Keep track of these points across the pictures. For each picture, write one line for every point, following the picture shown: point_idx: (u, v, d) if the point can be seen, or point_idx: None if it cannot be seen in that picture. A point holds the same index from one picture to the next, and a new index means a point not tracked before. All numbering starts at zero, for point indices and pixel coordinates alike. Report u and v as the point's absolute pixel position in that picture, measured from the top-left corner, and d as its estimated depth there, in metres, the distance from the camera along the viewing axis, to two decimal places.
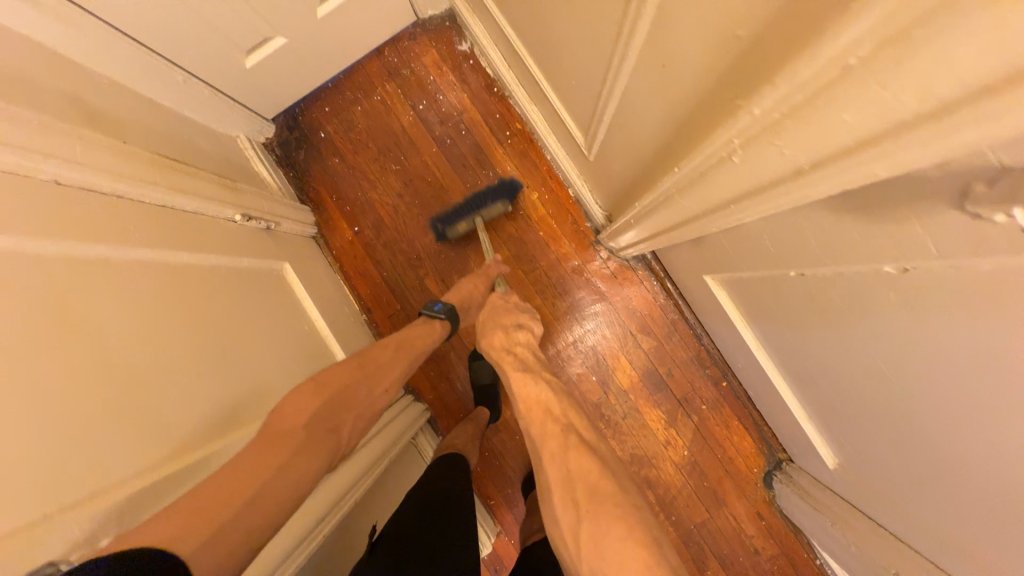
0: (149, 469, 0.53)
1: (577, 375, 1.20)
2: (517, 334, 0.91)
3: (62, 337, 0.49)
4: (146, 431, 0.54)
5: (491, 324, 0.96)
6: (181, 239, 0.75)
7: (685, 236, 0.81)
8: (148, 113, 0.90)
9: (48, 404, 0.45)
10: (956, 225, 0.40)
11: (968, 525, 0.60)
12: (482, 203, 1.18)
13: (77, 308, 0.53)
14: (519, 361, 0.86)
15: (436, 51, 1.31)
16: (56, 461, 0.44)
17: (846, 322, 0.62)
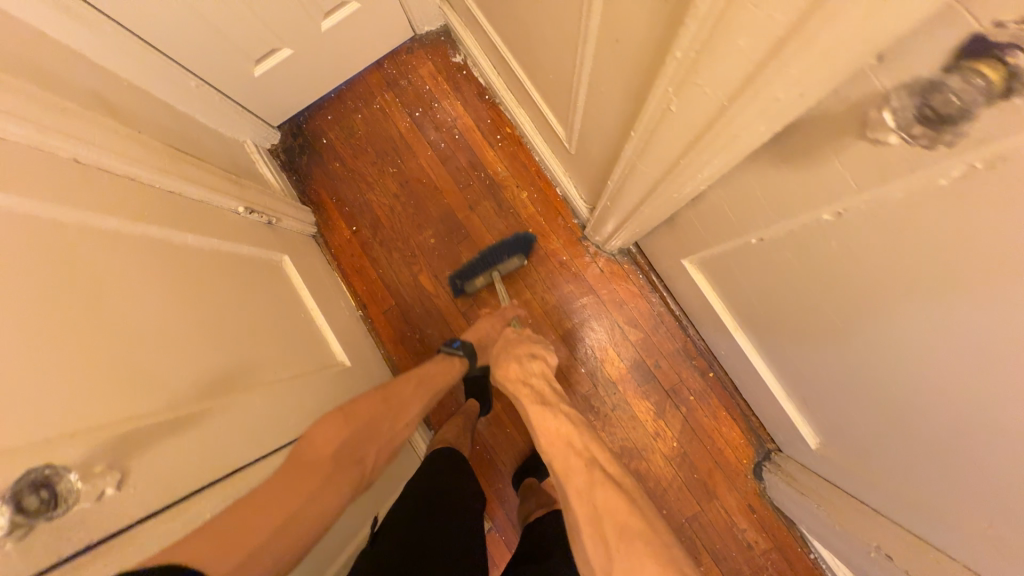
0: (163, 410, 0.56)
1: (568, 367, 1.19)
2: (530, 364, 0.88)
3: (79, 293, 0.54)
4: (155, 380, 0.57)
5: (506, 354, 0.92)
6: (186, 220, 0.81)
7: (662, 215, 0.77)
8: (165, 115, 0.94)
9: (68, 345, 0.49)
10: (890, 160, 0.35)
11: (954, 489, 0.56)
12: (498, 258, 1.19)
13: (92, 270, 0.58)
14: (536, 393, 0.80)
15: (432, 64, 1.34)
16: (79, 391, 0.48)
17: (823, 290, 0.58)
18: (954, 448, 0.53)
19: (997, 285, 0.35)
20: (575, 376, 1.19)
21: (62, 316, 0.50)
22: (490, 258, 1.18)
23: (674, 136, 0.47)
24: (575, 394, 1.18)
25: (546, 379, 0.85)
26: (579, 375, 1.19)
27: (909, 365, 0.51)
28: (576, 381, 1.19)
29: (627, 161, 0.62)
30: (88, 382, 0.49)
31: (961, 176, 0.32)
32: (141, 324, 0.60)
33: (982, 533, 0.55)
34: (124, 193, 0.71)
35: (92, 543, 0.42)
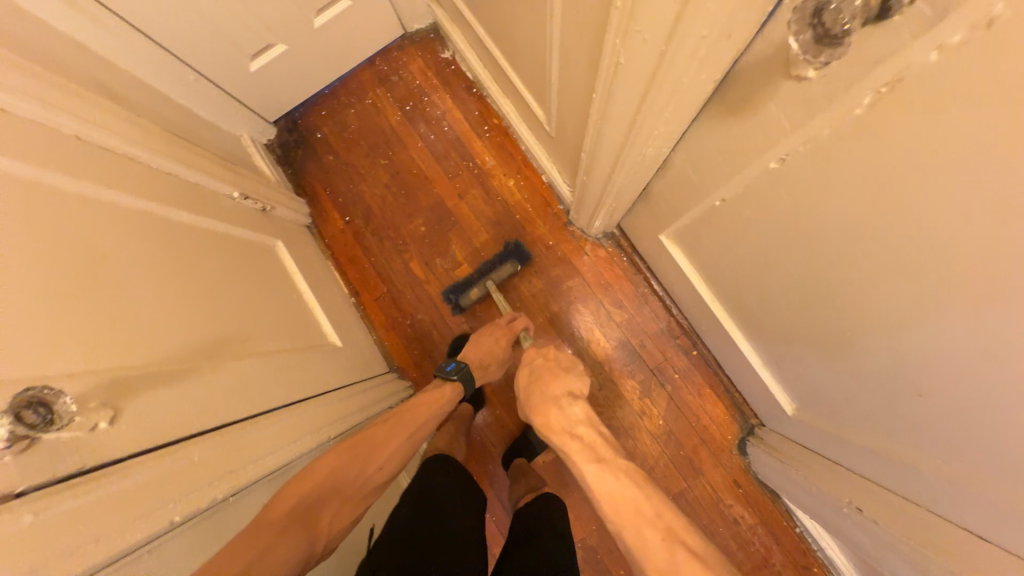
0: (158, 362, 0.59)
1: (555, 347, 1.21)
2: (573, 409, 0.74)
3: (79, 250, 0.57)
4: (150, 335, 0.60)
5: (541, 397, 0.79)
6: (182, 199, 0.84)
7: (636, 187, 0.81)
8: (163, 104, 0.99)
9: (69, 295, 0.53)
10: (818, 85, 0.40)
11: (915, 430, 0.58)
12: (492, 267, 1.22)
13: (94, 234, 0.61)
14: (591, 447, 0.67)
15: (422, 60, 1.40)
16: (76, 336, 0.51)
17: (780, 241, 0.61)
18: (907, 384, 0.55)
19: (936, 199, 0.37)
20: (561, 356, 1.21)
21: (63, 269, 0.54)
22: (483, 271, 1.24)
23: (629, 90, 0.51)
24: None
25: (597, 426, 0.71)
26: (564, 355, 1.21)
27: (860, 304, 0.55)
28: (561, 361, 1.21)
29: (595, 128, 0.66)
30: (88, 329, 0.53)
31: (896, 88, 0.35)
32: (139, 285, 0.63)
33: (939, 469, 0.57)
34: (124, 169, 0.74)
35: (88, 467, 0.44)
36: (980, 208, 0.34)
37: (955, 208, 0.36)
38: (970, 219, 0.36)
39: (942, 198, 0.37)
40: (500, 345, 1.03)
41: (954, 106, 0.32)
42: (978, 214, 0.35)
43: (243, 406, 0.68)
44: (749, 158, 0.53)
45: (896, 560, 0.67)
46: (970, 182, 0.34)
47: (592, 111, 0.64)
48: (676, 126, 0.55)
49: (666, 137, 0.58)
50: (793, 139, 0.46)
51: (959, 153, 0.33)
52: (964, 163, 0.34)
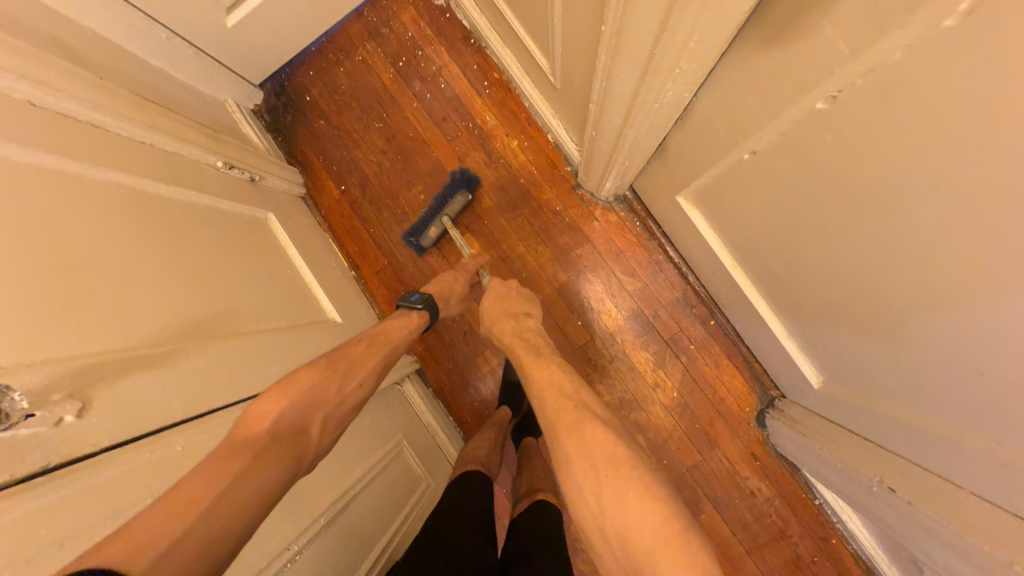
0: (139, 344, 0.56)
1: (563, 320, 1.16)
2: (527, 322, 0.82)
3: (42, 229, 0.52)
4: (129, 318, 0.56)
5: (501, 310, 0.85)
6: (159, 170, 0.78)
7: (651, 142, 0.72)
8: (135, 66, 0.91)
9: (35, 276, 0.48)
10: None
11: (966, 410, 0.52)
12: (443, 202, 1.16)
13: (59, 210, 0.56)
14: (532, 346, 0.75)
15: (414, 9, 1.28)
16: (44, 322, 0.47)
17: (820, 199, 0.53)
18: (963, 359, 0.49)
19: None
20: (568, 330, 1.16)
21: (23, 247, 0.49)
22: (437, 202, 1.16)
23: (646, 16, 0.42)
24: (567, 348, 1.15)
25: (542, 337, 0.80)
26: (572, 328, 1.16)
27: (915, 271, 0.47)
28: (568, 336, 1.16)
29: (604, 71, 0.58)
30: (57, 312, 0.49)
31: None
32: (113, 264, 0.59)
33: (992, 451, 0.51)
34: (91, 138, 0.68)
35: (50, 466, 0.41)
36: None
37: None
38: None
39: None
40: (461, 282, 1.01)
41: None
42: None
43: (231, 391, 0.65)
44: (796, 98, 0.45)
45: (932, 542, 0.62)
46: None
47: (600, 50, 0.55)
48: (703, 63, 0.47)
49: (690, 78, 0.50)
50: (858, 68, 0.38)
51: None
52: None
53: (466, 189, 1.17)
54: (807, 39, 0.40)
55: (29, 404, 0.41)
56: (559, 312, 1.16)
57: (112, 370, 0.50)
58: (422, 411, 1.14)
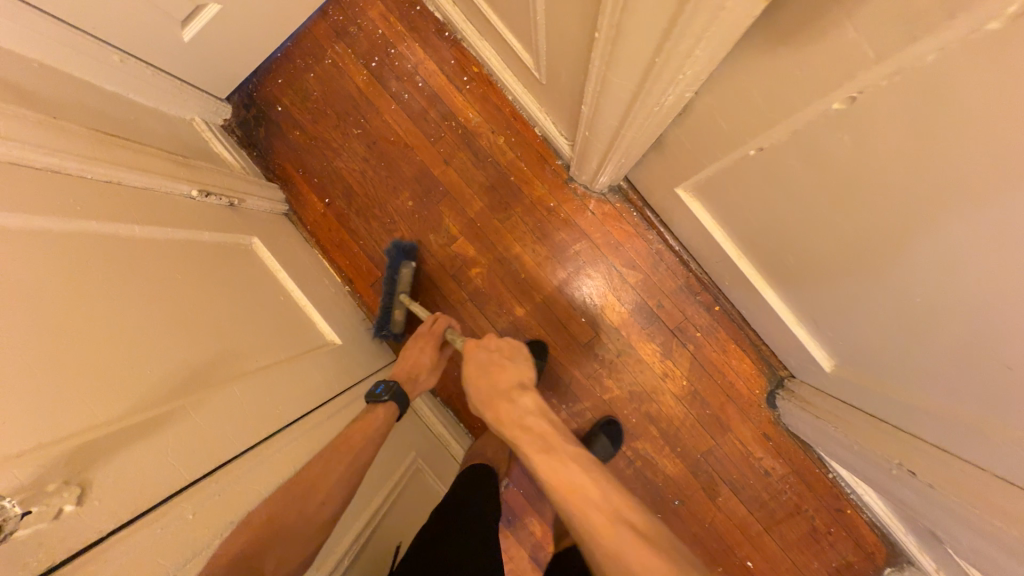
0: (144, 406, 0.54)
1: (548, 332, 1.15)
2: (523, 399, 0.70)
3: (28, 301, 0.49)
4: (130, 380, 0.54)
5: (489, 388, 0.73)
6: (137, 209, 0.74)
7: (648, 139, 0.69)
8: (92, 97, 0.84)
9: (29, 352, 0.46)
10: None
11: (992, 400, 0.51)
12: (393, 282, 1.12)
13: (41, 274, 0.52)
14: (542, 438, 0.63)
15: (382, 4, 1.21)
16: (40, 402, 0.45)
17: (835, 195, 0.51)
18: (987, 352, 0.47)
19: None
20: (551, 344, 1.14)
21: (9, 323, 0.46)
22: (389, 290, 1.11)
23: (646, 23, 0.38)
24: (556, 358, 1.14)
25: (547, 414, 0.67)
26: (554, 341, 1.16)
27: (942, 269, 0.45)
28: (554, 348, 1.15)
29: (598, 75, 0.54)
30: (56, 388, 0.47)
31: None
32: (102, 324, 0.55)
33: (1018, 439, 0.51)
34: (62, 187, 0.63)
35: (59, 562, 0.41)
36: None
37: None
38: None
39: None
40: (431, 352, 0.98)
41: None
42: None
43: (237, 440, 0.63)
44: (809, 98, 0.43)
45: (956, 523, 0.63)
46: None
47: (593, 54, 0.52)
48: (707, 66, 0.44)
49: (693, 80, 0.47)
50: (879, 70, 0.36)
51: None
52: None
53: (410, 261, 1.13)
54: (826, 37, 0.37)
55: (21, 505, 0.39)
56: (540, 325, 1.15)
57: (114, 444, 0.49)
58: (433, 423, 1.12)
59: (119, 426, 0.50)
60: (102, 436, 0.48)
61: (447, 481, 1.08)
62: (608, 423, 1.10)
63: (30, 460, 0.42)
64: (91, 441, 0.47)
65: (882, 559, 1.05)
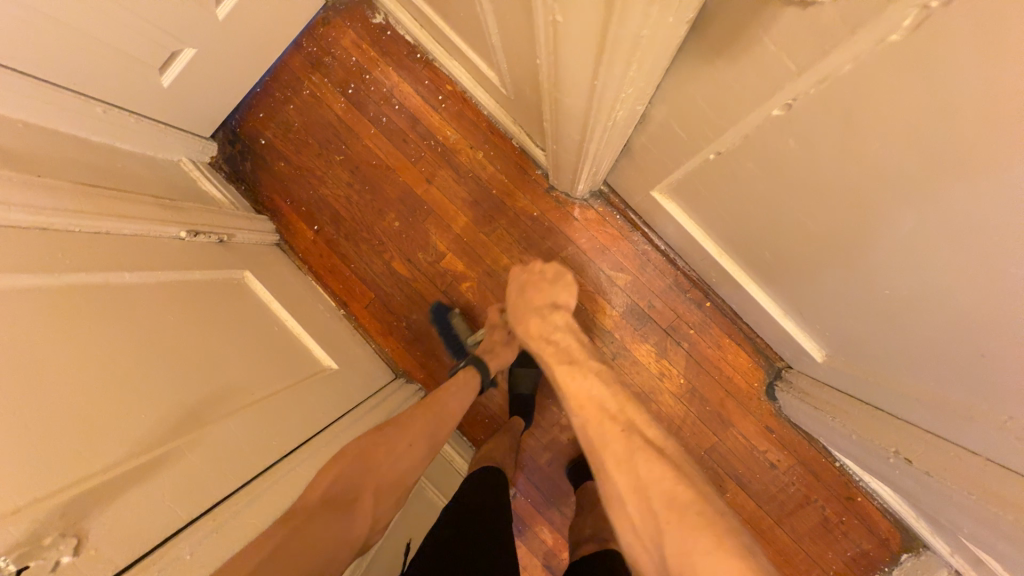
0: (139, 451, 0.56)
1: (552, 302, 0.82)
2: (553, 318, 0.79)
3: (18, 358, 0.50)
4: (125, 426, 0.56)
5: (524, 306, 0.84)
6: (128, 258, 0.76)
7: (615, 147, 0.70)
8: (78, 150, 0.87)
9: (21, 408, 0.48)
10: (824, 8, 0.30)
11: (975, 386, 0.51)
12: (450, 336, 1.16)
13: (32, 329, 0.54)
14: (563, 350, 0.72)
15: (354, 31, 1.23)
16: (36, 457, 0.47)
17: (795, 193, 0.51)
18: (961, 340, 0.47)
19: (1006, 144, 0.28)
20: (556, 317, 0.79)
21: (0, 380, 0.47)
22: (455, 345, 1.15)
23: (580, 47, 0.40)
24: (560, 331, 0.77)
25: (572, 332, 0.77)
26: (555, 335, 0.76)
27: (907, 260, 0.45)
28: (557, 322, 0.79)
29: (550, 94, 0.55)
30: (49, 442, 0.48)
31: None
32: (97, 375, 0.57)
33: (1004, 424, 0.50)
34: (51, 243, 0.65)
35: None
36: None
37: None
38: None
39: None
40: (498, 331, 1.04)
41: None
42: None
43: (230, 477, 0.65)
44: (748, 106, 0.43)
45: (955, 508, 0.62)
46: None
47: (541, 75, 0.53)
48: (647, 82, 0.44)
49: (638, 96, 0.48)
50: (806, 79, 0.36)
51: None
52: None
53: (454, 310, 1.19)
54: (752, 51, 0.37)
55: (16, 562, 0.42)
56: (554, 293, 0.84)
57: (107, 493, 0.51)
58: None
59: (114, 475, 0.52)
60: (98, 487, 0.50)
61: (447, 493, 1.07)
62: None
63: (26, 517, 0.44)
64: (87, 491, 0.49)
65: (898, 546, 1.03)
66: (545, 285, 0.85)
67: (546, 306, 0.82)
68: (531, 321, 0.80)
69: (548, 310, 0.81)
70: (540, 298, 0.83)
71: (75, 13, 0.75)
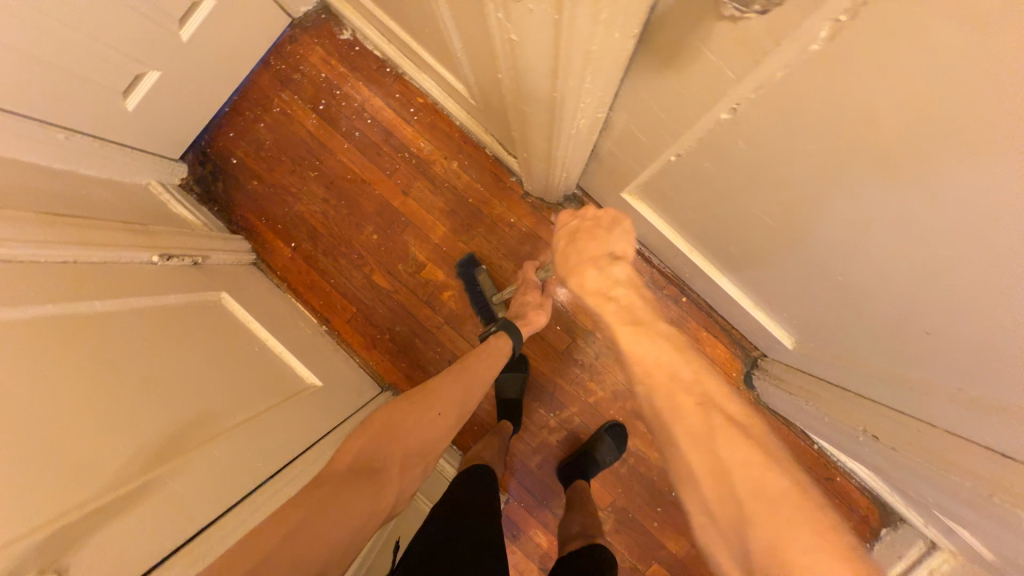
0: (119, 483, 0.55)
1: (611, 252, 0.66)
2: (612, 270, 0.63)
3: None
4: (103, 457, 0.55)
5: (576, 257, 0.67)
6: (99, 286, 0.75)
7: (583, 152, 0.72)
8: (41, 179, 0.85)
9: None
10: (751, 25, 0.33)
11: (926, 362, 0.54)
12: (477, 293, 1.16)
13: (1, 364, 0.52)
14: (628, 311, 0.58)
15: (322, 48, 1.24)
16: (12, 495, 0.46)
17: (750, 190, 0.54)
18: (909, 320, 0.51)
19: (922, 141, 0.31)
20: (616, 270, 0.63)
21: None
22: (481, 301, 1.16)
23: (536, 62, 0.42)
24: (621, 288, 0.61)
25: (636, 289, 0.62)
26: (619, 291, 0.61)
27: (854, 248, 0.48)
28: (617, 276, 0.63)
29: (515, 104, 0.57)
30: (24, 479, 0.48)
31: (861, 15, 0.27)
32: (72, 407, 0.56)
33: (954, 396, 0.54)
34: (16, 274, 0.64)
35: None
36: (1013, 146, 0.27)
37: (961, 146, 0.30)
38: (995, 153, 0.28)
39: (956, 138, 0.30)
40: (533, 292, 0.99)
41: (957, 16, 0.24)
42: (1007, 151, 0.28)
43: (215, 502, 0.64)
44: (698, 112, 0.46)
45: (920, 478, 0.66)
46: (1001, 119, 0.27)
47: (505, 87, 0.55)
48: (604, 93, 0.47)
49: (598, 105, 0.50)
50: (746, 86, 0.39)
51: (972, 85, 0.26)
52: (990, 80, 0.25)
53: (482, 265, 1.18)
54: (695, 63, 0.40)
55: None
56: (613, 242, 0.66)
57: (88, 526, 0.50)
58: None
59: (94, 507, 0.51)
60: (78, 521, 0.49)
61: (437, 498, 1.05)
62: (611, 425, 1.12)
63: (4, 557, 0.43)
64: (66, 526, 0.48)
65: (876, 521, 1.07)
66: (600, 234, 0.68)
67: (603, 257, 0.66)
68: (586, 275, 0.64)
69: (606, 261, 0.65)
70: (595, 247, 0.66)
71: (33, 41, 0.74)
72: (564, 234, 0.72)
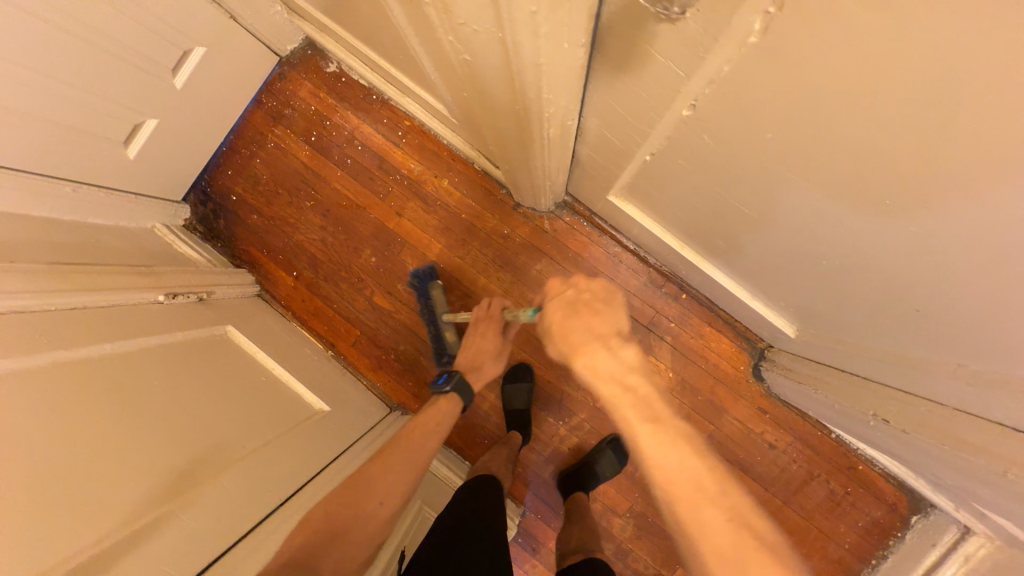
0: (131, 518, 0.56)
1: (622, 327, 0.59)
2: (625, 350, 0.57)
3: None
4: (113, 495, 0.56)
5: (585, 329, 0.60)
6: (107, 329, 0.77)
7: (562, 160, 0.73)
8: (51, 231, 0.89)
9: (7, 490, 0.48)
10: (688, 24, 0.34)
11: (925, 339, 0.53)
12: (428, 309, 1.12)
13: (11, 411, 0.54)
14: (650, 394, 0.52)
15: (310, 82, 1.28)
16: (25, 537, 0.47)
17: (726, 183, 0.54)
18: (900, 298, 0.50)
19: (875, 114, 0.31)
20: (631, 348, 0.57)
21: None
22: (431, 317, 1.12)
23: (495, 78, 0.43)
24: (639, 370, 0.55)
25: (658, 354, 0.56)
26: (652, 368, 0.55)
27: (833, 230, 0.48)
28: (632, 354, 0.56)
29: (486, 120, 0.58)
30: (36, 521, 0.49)
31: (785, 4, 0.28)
32: (82, 448, 0.57)
33: (957, 371, 0.53)
34: (26, 324, 0.66)
35: None
36: (967, 109, 0.27)
37: (915, 115, 0.30)
38: (950, 115, 0.28)
39: (909, 108, 0.30)
40: (493, 337, 0.96)
41: None
42: (961, 111, 0.28)
43: (227, 531, 0.65)
44: (661, 110, 0.47)
45: (936, 460, 0.64)
46: (951, 83, 0.27)
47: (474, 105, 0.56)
48: (566, 102, 0.48)
49: (564, 113, 0.51)
50: (697, 82, 0.40)
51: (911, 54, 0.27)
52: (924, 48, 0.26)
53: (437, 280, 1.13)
54: (646, 64, 0.41)
55: None
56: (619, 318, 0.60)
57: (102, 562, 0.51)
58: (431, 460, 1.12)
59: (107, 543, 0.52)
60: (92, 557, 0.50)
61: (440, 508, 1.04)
62: (612, 438, 1.11)
63: None
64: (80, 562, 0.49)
65: (906, 509, 1.04)
66: (602, 309, 0.61)
67: (613, 335, 0.59)
68: (597, 357, 0.56)
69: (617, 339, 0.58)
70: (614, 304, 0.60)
71: (34, 103, 0.78)
72: (558, 304, 0.63)
